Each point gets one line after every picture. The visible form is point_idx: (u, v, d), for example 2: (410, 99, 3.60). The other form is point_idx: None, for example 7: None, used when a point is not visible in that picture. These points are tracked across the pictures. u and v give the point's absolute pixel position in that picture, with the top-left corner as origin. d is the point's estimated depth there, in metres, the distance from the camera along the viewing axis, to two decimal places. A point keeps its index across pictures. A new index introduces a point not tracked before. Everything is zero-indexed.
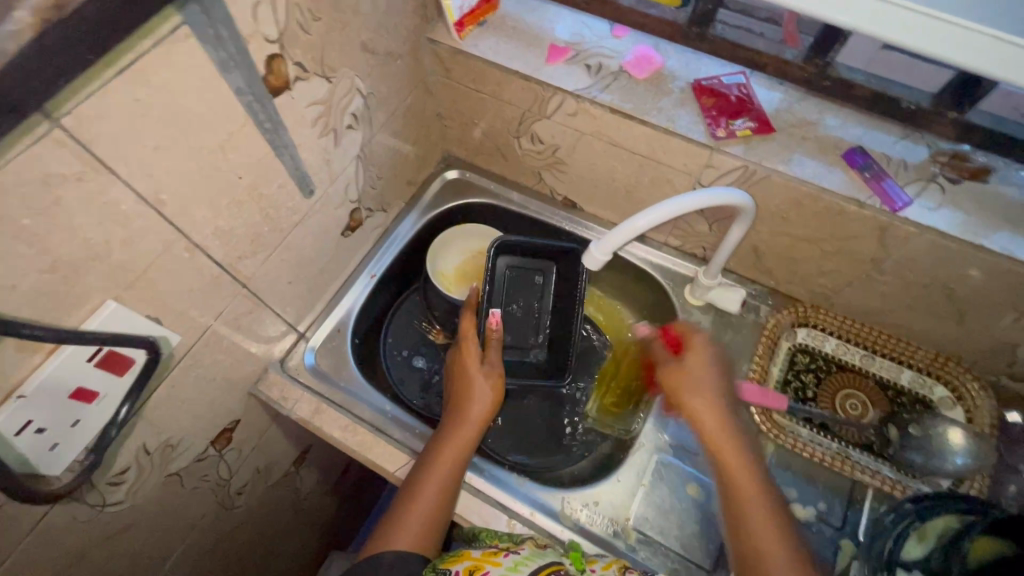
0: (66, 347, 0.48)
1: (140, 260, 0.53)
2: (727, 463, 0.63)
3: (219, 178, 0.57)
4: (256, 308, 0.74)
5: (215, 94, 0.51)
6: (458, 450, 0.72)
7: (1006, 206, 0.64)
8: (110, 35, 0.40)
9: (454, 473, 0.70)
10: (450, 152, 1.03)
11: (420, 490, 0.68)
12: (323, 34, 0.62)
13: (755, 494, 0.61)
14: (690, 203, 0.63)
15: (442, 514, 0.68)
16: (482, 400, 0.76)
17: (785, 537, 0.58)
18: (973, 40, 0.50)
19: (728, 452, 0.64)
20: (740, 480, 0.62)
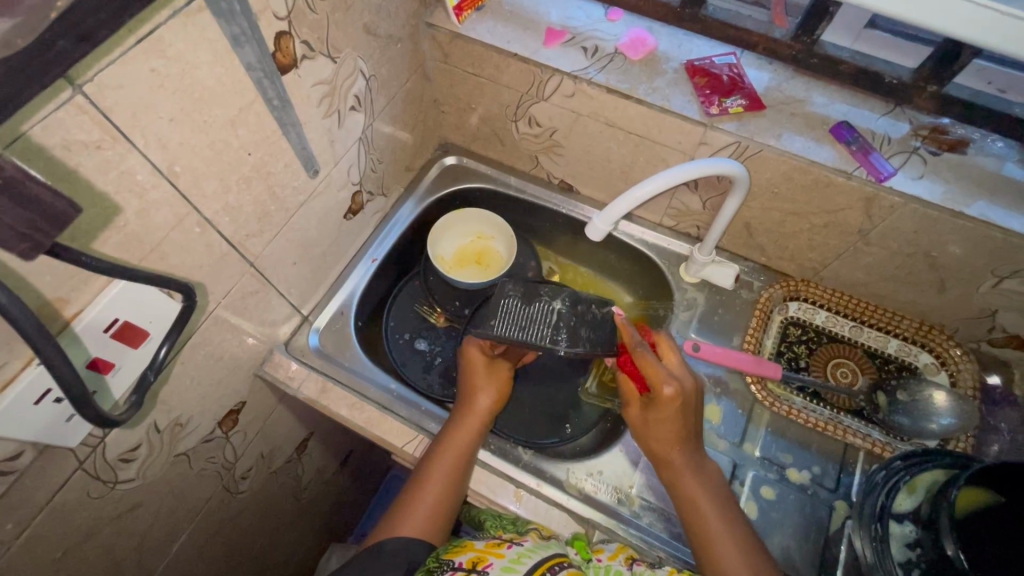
0: (86, 313, 0.49)
1: (154, 233, 0.53)
2: (684, 490, 0.66)
3: (229, 153, 0.58)
4: (262, 288, 0.75)
5: (227, 68, 0.52)
6: (463, 443, 0.73)
7: (985, 177, 0.68)
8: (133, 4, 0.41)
9: (460, 464, 0.72)
10: (447, 139, 1.05)
11: (427, 480, 0.69)
12: (328, 14, 0.63)
13: (714, 513, 0.64)
14: (647, 191, 0.66)
15: (447, 505, 0.69)
16: (488, 394, 0.78)
17: (741, 546, 0.62)
18: (956, 9, 0.53)
19: (689, 482, 0.66)
20: (702, 503, 0.65)
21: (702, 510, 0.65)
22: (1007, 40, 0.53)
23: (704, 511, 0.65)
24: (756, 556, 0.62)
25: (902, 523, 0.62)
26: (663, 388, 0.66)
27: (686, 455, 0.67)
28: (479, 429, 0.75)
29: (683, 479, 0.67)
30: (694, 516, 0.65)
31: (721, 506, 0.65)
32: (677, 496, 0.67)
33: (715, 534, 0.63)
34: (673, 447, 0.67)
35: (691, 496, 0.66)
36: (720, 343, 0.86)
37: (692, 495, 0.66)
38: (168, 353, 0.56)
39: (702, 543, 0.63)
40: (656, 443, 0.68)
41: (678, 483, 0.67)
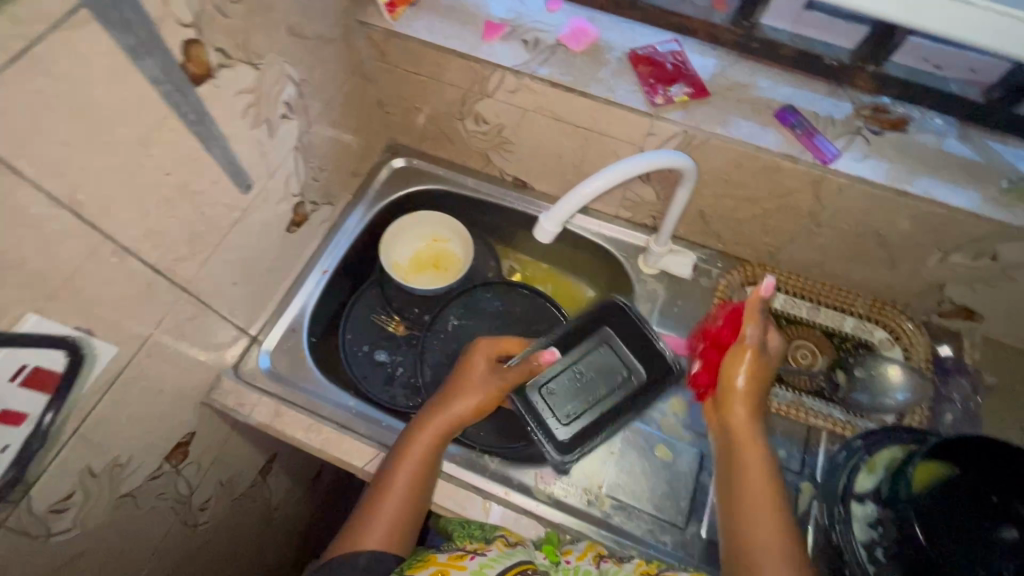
0: None
1: (61, 268, 0.49)
2: (745, 480, 0.60)
3: (144, 175, 0.54)
4: (200, 313, 0.70)
5: (128, 84, 0.48)
6: (430, 441, 0.68)
7: (926, 153, 0.68)
8: None
9: (431, 455, 0.68)
10: (395, 140, 1.00)
11: (395, 475, 0.66)
12: (244, 18, 0.59)
13: (766, 497, 0.59)
14: (616, 174, 0.64)
15: (412, 507, 0.65)
16: (470, 394, 0.71)
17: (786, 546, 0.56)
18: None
19: (751, 471, 0.60)
20: (756, 491, 0.59)
21: (747, 483, 0.60)
22: (939, 20, 0.52)
23: (756, 491, 0.59)
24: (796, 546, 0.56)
25: (863, 503, 0.63)
26: (772, 333, 0.67)
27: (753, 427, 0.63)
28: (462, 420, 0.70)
29: (743, 455, 0.62)
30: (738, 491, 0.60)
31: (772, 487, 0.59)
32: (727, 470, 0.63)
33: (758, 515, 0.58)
34: (751, 399, 0.64)
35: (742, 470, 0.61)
36: (682, 334, 0.86)
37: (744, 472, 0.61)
38: (56, 417, 0.51)
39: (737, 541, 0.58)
40: (743, 390, 0.64)
41: (738, 464, 0.61)
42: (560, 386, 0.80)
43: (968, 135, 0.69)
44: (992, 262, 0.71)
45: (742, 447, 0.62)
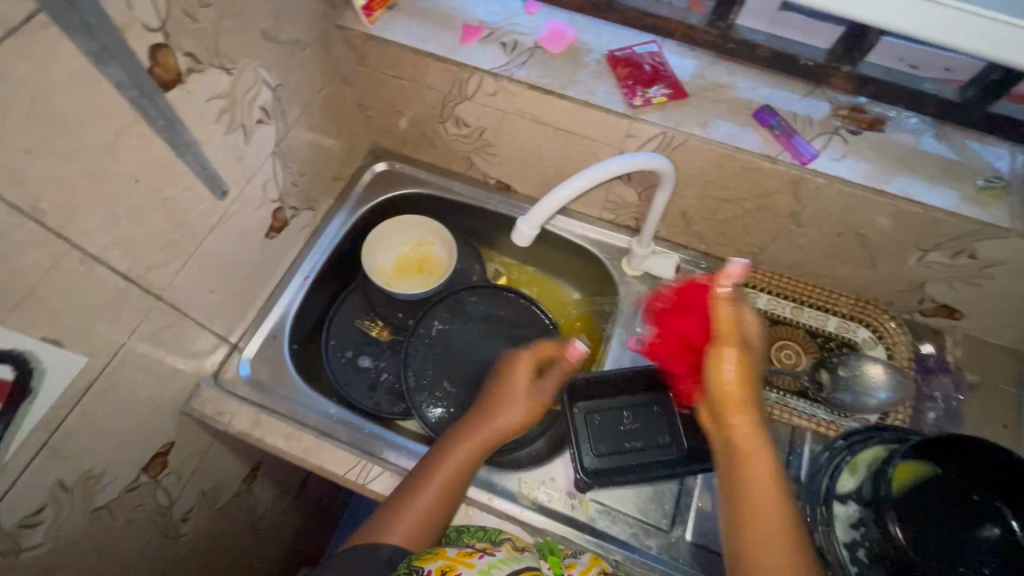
0: None
1: (24, 277, 0.48)
2: (748, 489, 0.53)
3: (111, 182, 0.53)
4: (177, 321, 0.69)
5: (91, 89, 0.47)
6: (470, 452, 0.68)
7: (902, 152, 0.68)
8: None
9: (473, 460, 0.68)
10: (377, 144, 1.00)
11: (436, 471, 0.65)
12: (215, 22, 0.58)
13: (775, 510, 0.51)
14: (600, 174, 0.63)
15: (442, 512, 0.64)
16: (516, 407, 0.71)
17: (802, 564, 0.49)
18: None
19: (755, 478, 0.53)
20: (762, 505, 0.52)
21: (760, 509, 0.52)
22: (909, 17, 0.52)
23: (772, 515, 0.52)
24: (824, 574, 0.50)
25: (846, 504, 0.62)
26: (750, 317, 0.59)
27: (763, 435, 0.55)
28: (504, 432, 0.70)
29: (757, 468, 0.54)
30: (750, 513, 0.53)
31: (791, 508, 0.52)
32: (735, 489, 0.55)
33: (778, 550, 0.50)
34: (752, 405, 0.56)
35: (755, 496, 0.53)
36: None
37: (761, 497, 0.53)
38: (4, 427, 0.51)
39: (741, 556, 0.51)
40: (735, 394, 0.55)
41: (741, 475, 0.54)
42: (600, 432, 0.77)
43: (945, 134, 0.69)
44: (971, 260, 0.71)
45: (746, 455, 0.54)
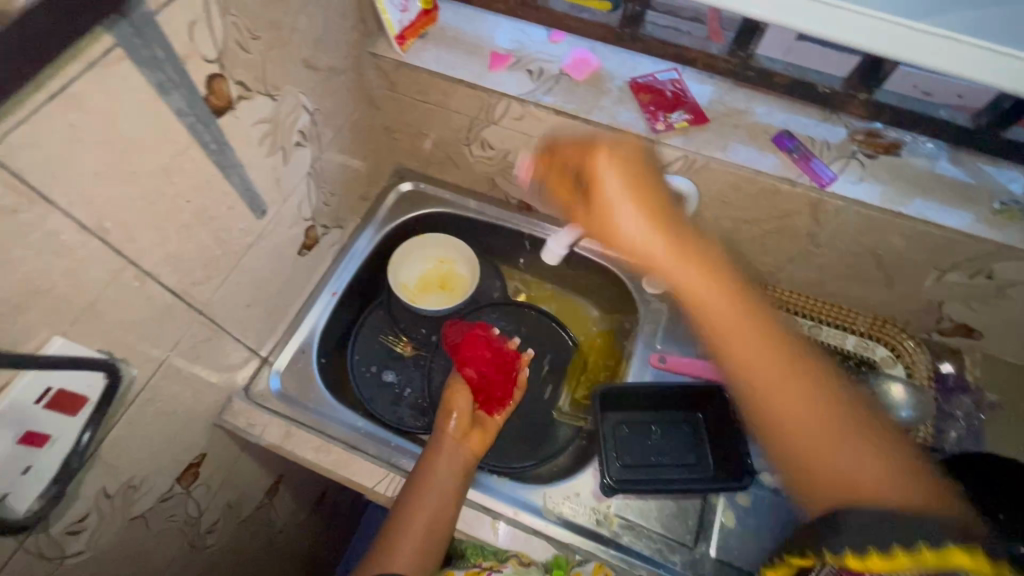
0: (25, 375, 0.47)
1: (85, 292, 0.51)
2: (747, 374, 0.53)
3: (164, 203, 0.56)
4: (215, 335, 0.72)
5: (155, 117, 0.51)
6: (441, 480, 0.70)
7: (918, 176, 0.70)
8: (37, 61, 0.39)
9: (450, 486, 0.70)
10: (403, 165, 1.03)
11: (416, 507, 0.68)
12: (263, 52, 0.62)
13: (787, 376, 0.52)
14: None
15: (435, 539, 0.67)
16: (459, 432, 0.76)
17: (831, 411, 0.51)
18: (886, 31, 0.53)
19: (742, 350, 0.54)
20: (765, 378, 0.53)
21: (740, 350, 0.54)
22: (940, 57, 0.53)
23: (750, 342, 0.54)
24: (825, 382, 0.53)
25: None
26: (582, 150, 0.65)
27: (714, 279, 0.56)
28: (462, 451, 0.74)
29: (720, 310, 0.55)
30: (755, 386, 0.53)
31: (768, 328, 0.54)
32: (712, 336, 0.56)
33: (772, 384, 0.53)
34: (703, 269, 0.57)
35: (730, 342, 0.54)
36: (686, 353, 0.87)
37: (732, 335, 0.54)
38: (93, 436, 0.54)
39: (772, 429, 0.52)
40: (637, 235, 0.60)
41: (732, 355, 0.54)
42: (626, 444, 0.78)
43: (960, 158, 0.72)
44: (988, 281, 0.72)
45: (724, 330, 0.55)
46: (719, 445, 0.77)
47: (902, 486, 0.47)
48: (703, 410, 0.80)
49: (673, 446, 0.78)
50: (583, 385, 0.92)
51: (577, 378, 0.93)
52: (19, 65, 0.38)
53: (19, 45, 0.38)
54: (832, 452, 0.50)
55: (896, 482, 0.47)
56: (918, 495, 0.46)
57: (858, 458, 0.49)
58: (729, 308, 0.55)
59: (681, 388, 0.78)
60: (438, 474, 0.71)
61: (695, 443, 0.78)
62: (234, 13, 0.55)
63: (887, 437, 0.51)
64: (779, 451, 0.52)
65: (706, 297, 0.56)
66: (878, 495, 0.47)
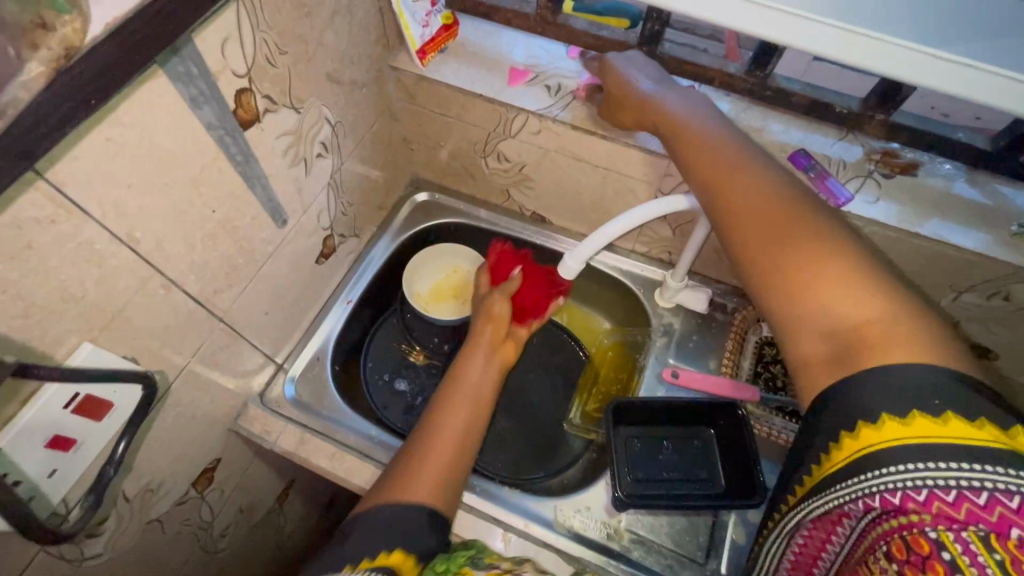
0: (49, 386, 0.48)
1: (115, 300, 0.52)
2: (743, 231, 0.55)
3: (192, 213, 0.57)
4: (233, 341, 0.73)
5: (186, 131, 0.52)
6: (467, 394, 0.72)
7: (935, 196, 0.71)
8: (110, 83, 0.40)
9: (476, 400, 0.72)
10: (418, 175, 1.04)
11: (444, 418, 0.68)
12: (290, 67, 0.63)
13: (797, 250, 0.50)
14: (648, 212, 0.65)
15: (465, 450, 0.67)
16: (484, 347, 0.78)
17: (846, 276, 0.48)
18: (904, 57, 0.53)
19: (748, 233, 0.54)
20: (768, 248, 0.52)
21: (748, 236, 0.54)
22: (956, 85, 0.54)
23: (775, 224, 0.53)
24: (851, 257, 0.49)
25: None
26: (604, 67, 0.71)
27: (732, 168, 0.58)
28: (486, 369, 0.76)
29: (751, 195, 0.55)
30: (761, 268, 0.52)
31: (776, 202, 0.54)
32: (735, 229, 0.55)
33: (798, 255, 0.50)
34: (709, 153, 0.59)
35: (740, 227, 0.55)
36: (698, 368, 0.87)
37: (751, 218, 0.54)
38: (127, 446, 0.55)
39: (786, 316, 0.50)
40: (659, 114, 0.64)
41: (733, 228, 0.55)
42: (638, 460, 0.78)
43: (977, 180, 0.72)
44: (1005, 302, 0.72)
45: (735, 218, 0.56)
46: (732, 462, 0.76)
47: (921, 352, 0.43)
48: (717, 427, 0.80)
49: (685, 463, 0.78)
50: (594, 399, 0.92)
51: (588, 392, 0.93)
52: (95, 90, 0.39)
53: (103, 79, 0.39)
54: (844, 321, 0.46)
55: (915, 350, 0.43)
56: (933, 363, 0.42)
57: (874, 321, 0.45)
58: (742, 201, 0.56)
59: (694, 403, 0.78)
60: (466, 387, 0.73)
61: (706, 460, 0.78)
62: (264, 30, 0.57)
63: (920, 313, 0.45)
64: (794, 326, 0.49)
65: (717, 183, 0.57)
66: (885, 359, 0.43)
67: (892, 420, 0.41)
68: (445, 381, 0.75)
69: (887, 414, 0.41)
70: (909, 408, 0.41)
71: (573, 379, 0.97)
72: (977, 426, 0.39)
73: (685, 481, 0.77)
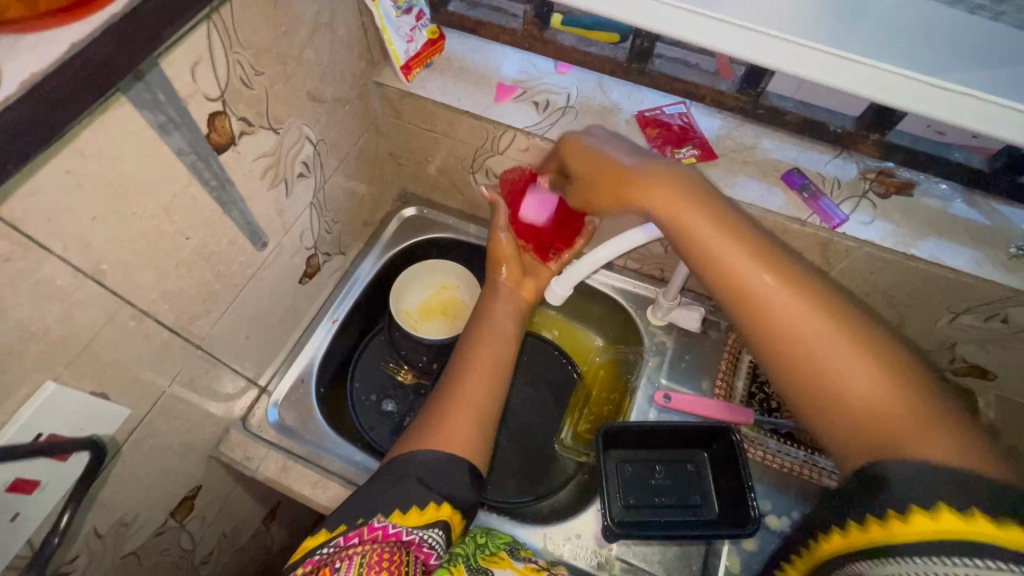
0: None
1: (80, 336, 0.50)
2: (755, 306, 0.49)
3: (164, 242, 0.55)
4: (212, 367, 0.71)
5: (155, 158, 0.50)
6: (489, 346, 0.73)
7: (932, 216, 0.69)
8: (34, 142, 0.37)
9: (498, 351, 0.73)
10: (407, 189, 1.02)
11: (471, 368, 0.70)
12: (267, 87, 0.61)
13: (818, 334, 0.47)
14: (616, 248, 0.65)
15: (493, 397, 0.68)
16: (501, 303, 0.80)
17: (871, 366, 0.45)
18: (887, 81, 0.52)
19: (763, 309, 0.49)
20: (791, 329, 0.48)
21: (762, 315, 0.49)
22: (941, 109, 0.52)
23: (790, 312, 0.48)
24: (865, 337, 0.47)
25: None
26: (569, 140, 0.64)
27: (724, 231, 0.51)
28: (503, 324, 0.77)
29: (760, 278, 0.49)
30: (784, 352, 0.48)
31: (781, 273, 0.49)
32: (743, 315, 0.50)
33: (812, 350, 0.47)
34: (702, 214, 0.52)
35: (751, 304, 0.49)
36: (691, 388, 0.85)
37: (759, 293, 0.49)
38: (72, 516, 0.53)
39: (816, 400, 0.47)
40: (635, 177, 0.56)
41: (744, 300, 0.50)
42: (629, 485, 0.76)
43: (974, 200, 0.70)
44: (1004, 325, 0.71)
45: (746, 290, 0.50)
46: (724, 483, 0.74)
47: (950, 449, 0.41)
48: (710, 450, 0.78)
49: (677, 487, 0.76)
50: (586, 420, 0.91)
51: (579, 413, 0.92)
52: (20, 150, 0.37)
53: (39, 115, 0.37)
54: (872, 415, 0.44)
55: (947, 449, 0.41)
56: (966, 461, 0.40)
57: (910, 420, 0.43)
58: (749, 271, 0.50)
59: (683, 427, 0.76)
60: (494, 321, 0.77)
61: (699, 484, 0.76)
62: (238, 51, 0.55)
63: (925, 390, 0.44)
64: (817, 419, 0.48)
65: (716, 249, 0.51)
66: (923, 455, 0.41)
67: (949, 512, 0.37)
68: (473, 319, 0.79)
69: (916, 506, 0.38)
70: (936, 500, 0.38)
71: (564, 398, 0.95)
72: (1009, 523, 0.34)
73: (677, 506, 0.75)
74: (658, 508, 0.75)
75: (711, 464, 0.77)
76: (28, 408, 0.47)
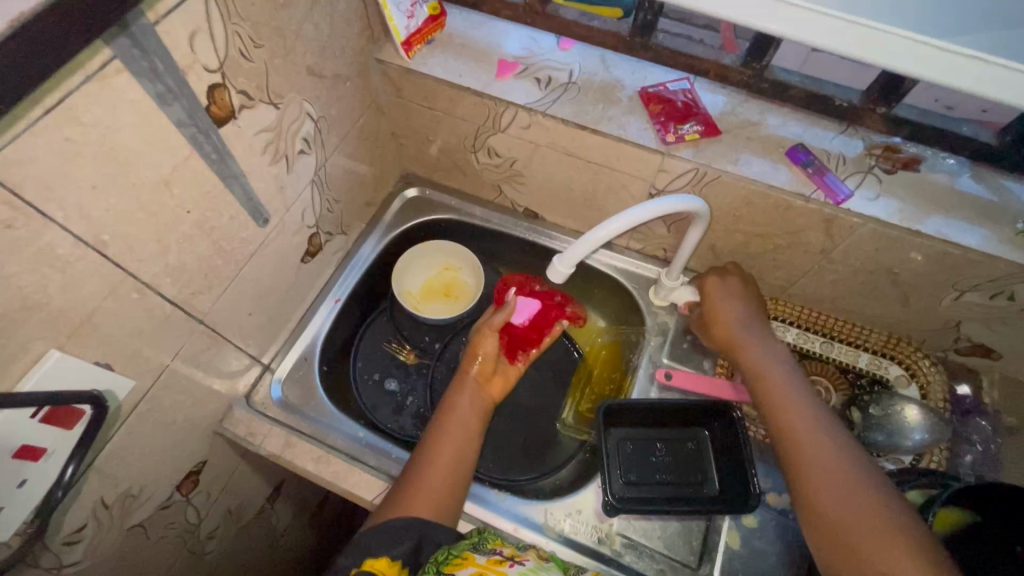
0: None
1: (83, 305, 0.50)
2: (794, 442, 0.63)
3: (165, 214, 0.55)
4: (215, 343, 0.71)
5: (154, 128, 0.50)
6: (454, 438, 0.72)
7: (938, 193, 0.68)
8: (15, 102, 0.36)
9: (464, 442, 0.72)
10: (409, 170, 1.02)
11: (434, 454, 0.69)
12: (266, 61, 0.60)
13: (826, 465, 0.59)
14: (615, 225, 0.64)
15: (454, 487, 0.67)
16: (466, 391, 0.78)
17: (860, 499, 0.55)
18: (893, 46, 0.51)
19: (798, 440, 0.62)
20: (810, 460, 0.60)
21: (793, 446, 0.62)
22: (951, 74, 0.51)
23: (822, 468, 0.59)
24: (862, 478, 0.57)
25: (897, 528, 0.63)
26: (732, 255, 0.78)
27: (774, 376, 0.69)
28: (467, 418, 0.75)
29: (808, 452, 0.61)
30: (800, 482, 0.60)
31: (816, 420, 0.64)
32: (796, 481, 0.61)
33: (815, 474, 0.59)
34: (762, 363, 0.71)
35: (787, 436, 0.64)
36: (693, 368, 0.85)
37: (796, 434, 0.63)
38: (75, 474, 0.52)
39: (822, 528, 0.56)
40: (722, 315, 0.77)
41: (783, 431, 0.64)
42: (628, 462, 0.76)
43: (983, 175, 0.69)
44: (1010, 302, 0.70)
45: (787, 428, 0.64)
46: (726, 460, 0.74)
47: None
48: (710, 429, 0.78)
49: (677, 465, 0.76)
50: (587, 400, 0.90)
51: (580, 394, 0.91)
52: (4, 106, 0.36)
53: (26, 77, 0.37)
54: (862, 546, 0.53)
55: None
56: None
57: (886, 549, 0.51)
58: (794, 417, 0.65)
59: (681, 404, 0.76)
60: (455, 417, 0.74)
61: (699, 462, 0.76)
62: (236, 22, 0.54)
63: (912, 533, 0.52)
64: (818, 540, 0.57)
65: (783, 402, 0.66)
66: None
67: None
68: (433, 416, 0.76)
69: None
70: None
71: (566, 378, 0.95)
72: None
73: (677, 483, 0.75)
74: (659, 485, 0.75)
75: (713, 442, 0.77)
76: (33, 376, 0.48)
